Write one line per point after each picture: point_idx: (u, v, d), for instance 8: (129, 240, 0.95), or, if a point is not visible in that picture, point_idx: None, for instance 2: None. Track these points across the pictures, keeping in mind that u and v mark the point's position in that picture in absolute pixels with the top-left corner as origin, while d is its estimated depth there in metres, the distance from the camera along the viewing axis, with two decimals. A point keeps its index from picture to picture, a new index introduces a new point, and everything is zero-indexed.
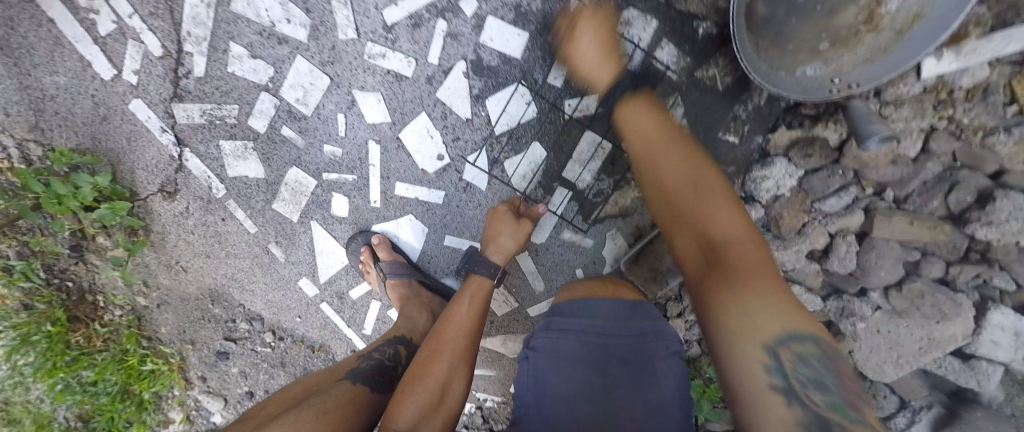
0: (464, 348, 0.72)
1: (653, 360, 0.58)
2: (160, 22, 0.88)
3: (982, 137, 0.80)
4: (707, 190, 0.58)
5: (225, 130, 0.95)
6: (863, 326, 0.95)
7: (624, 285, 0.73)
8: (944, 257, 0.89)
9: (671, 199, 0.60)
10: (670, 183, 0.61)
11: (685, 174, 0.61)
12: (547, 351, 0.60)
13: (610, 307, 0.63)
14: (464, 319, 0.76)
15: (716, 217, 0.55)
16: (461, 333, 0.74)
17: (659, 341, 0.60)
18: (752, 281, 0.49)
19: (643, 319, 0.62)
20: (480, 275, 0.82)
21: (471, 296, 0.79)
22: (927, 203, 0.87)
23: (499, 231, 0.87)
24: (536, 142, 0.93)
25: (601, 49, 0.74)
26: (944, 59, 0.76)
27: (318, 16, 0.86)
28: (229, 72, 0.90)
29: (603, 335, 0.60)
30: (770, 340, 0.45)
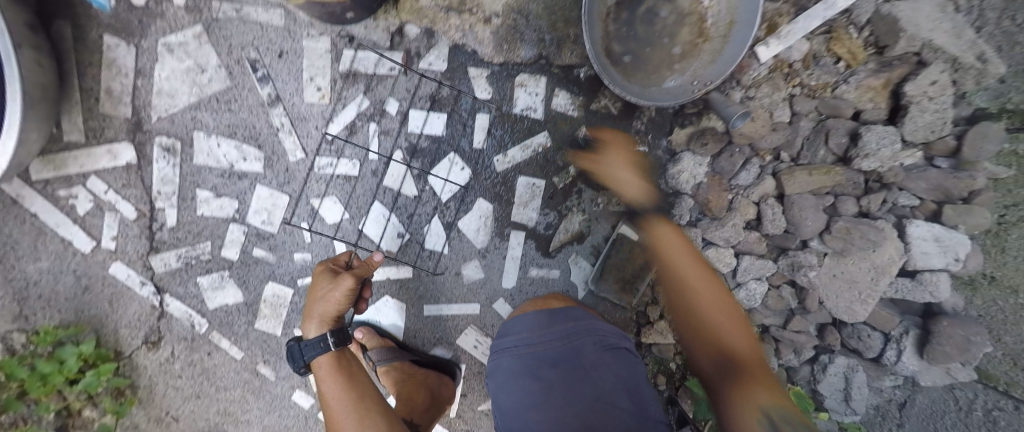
0: (358, 412, 0.71)
1: (580, 355, 0.67)
2: (132, 190, 1.00)
3: (832, 90, 0.97)
4: (719, 301, 0.79)
5: (202, 267, 1.03)
6: (815, 274, 1.02)
7: (563, 298, 0.86)
8: (853, 193, 1.00)
9: (686, 302, 0.80)
10: (687, 286, 0.82)
11: (697, 277, 0.82)
12: (495, 374, 0.70)
13: (534, 319, 0.73)
14: (336, 397, 0.73)
15: (726, 327, 0.75)
16: (346, 407, 0.72)
17: (581, 337, 0.69)
18: (763, 384, 0.65)
19: (564, 323, 0.71)
20: (318, 356, 0.78)
21: (323, 376, 0.76)
22: (816, 154, 1.00)
23: (315, 297, 0.80)
24: (480, 198, 1.05)
25: (631, 174, 1.00)
26: (772, 44, 0.96)
27: (270, 148, 1.01)
28: (198, 215, 1.02)
29: (531, 345, 0.69)
30: (764, 412, 0.61)
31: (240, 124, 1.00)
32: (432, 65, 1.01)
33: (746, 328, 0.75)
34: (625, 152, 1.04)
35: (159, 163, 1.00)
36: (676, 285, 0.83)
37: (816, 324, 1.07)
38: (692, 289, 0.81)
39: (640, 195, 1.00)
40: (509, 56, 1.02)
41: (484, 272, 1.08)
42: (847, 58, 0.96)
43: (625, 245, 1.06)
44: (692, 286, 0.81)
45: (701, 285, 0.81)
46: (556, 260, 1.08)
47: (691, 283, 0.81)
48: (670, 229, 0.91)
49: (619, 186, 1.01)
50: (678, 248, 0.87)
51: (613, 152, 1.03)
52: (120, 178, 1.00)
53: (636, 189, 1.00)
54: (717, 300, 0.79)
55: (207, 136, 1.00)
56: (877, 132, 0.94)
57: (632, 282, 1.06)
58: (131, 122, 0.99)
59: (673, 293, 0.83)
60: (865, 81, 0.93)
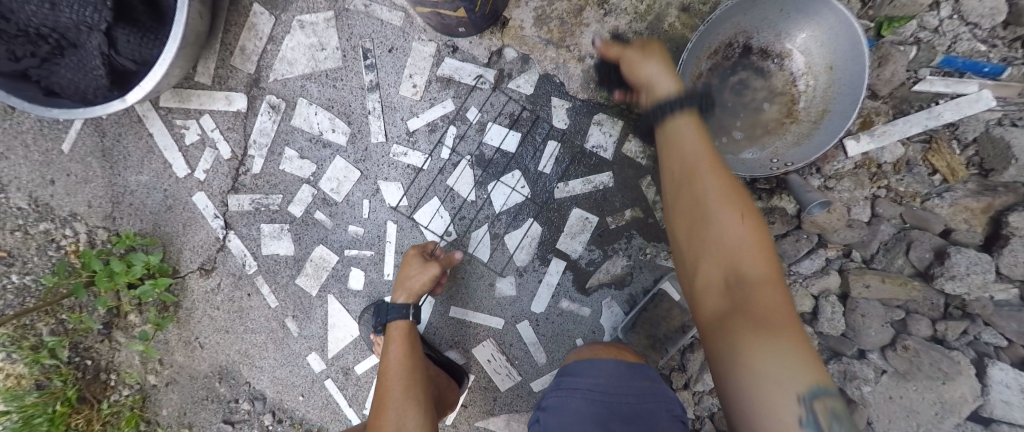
0: (407, 390, 0.80)
1: (654, 421, 0.63)
2: (234, 134, 1.12)
3: (922, 201, 0.92)
4: (727, 214, 0.57)
5: (267, 215, 1.12)
6: (870, 390, 0.92)
7: (627, 351, 0.81)
8: (928, 315, 0.91)
9: (692, 222, 0.60)
10: (704, 195, 0.59)
11: (720, 189, 0.59)
12: (556, 410, 0.66)
13: (612, 368, 0.70)
14: (397, 363, 0.85)
15: (722, 240, 0.56)
16: (399, 381, 0.82)
17: (657, 401, 0.65)
18: (776, 326, 0.49)
19: (642, 381, 0.68)
20: (397, 320, 0.91)
21: (395, 337, 0.90)
22: (893, 262, 0.94)
23: (407, 273, 0.95)
24: (531, 218, 1.07)
25: (664, 70, 0.77)
26: (862, 140, 0.93)
27: (357, 126, 1.10)
28: (280, 169, 1.11)
29: (606, 393, 0.65)
30: (803, 392, 0.45)
31: (339, 100, 1.11)
32: (519, 86, 1.07)
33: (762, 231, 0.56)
34: (663, 57, 0.79)
35: (262, 117, 1.12)
36: (684, 175, 0.62)
37: None
38: (699, 195, 0.60)
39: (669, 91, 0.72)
40: (593, 95, 1.06)
41: (517, 291, 1.08)
42: (945, 172, 0.90)
43: (667, 303, 1.03)
44: (705, 220, 0.58)
45: (716, 209, 0.58)
46: (590, 299, 1.07)
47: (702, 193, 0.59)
48: (688, 117, 0.66)
49: (648, 82, 0.78)
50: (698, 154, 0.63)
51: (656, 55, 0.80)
52: (228, 122, 1.12)
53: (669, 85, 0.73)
54: (733, 214, 0.57)
55: (308, 103, 1.11)
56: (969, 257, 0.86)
57: (665, 343, 1.02)
58: (251, 77, 1.12)
59: (682, 204, 0.62)
60: (961, 200, 0.87)
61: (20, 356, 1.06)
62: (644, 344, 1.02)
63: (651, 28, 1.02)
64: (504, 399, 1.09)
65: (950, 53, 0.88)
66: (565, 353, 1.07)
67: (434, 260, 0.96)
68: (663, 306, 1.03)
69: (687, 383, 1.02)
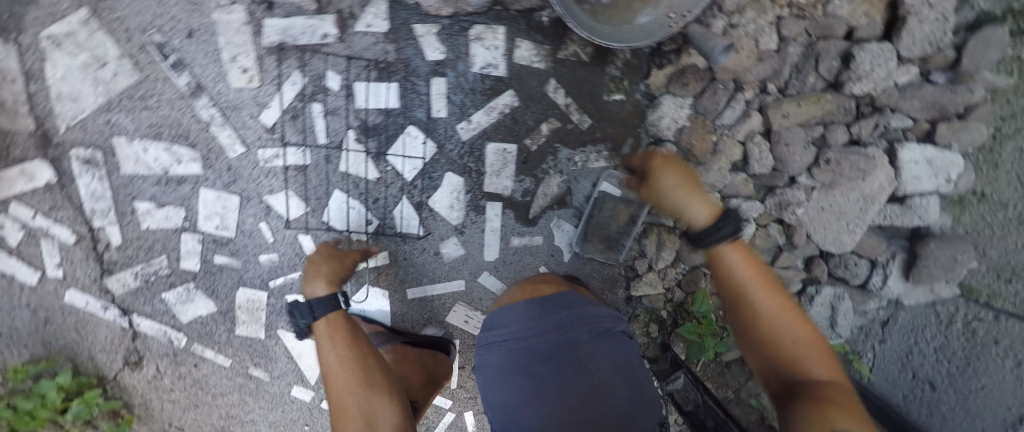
0: (364, 382, 0.68)
1: (574, 346, 0.62)
2: (63, 212, 0.89)
3: (823, 8, 0.86)
4: (798, 343, 0.52)
5: (163, 282, 0.97)
6: (803, 211, 0.98)
7: (549, 279, 0.83)
8: (844, 121, 0.93)
9: (768, 346, 0.53)
10: (771, 323, 0.54)
11: (785, 315, 0.54)
12: (484, 366, 0.67)
13: (525, 309, 0.68)
14: (336, 360, 0.70)
15: (801, 362, 0.50)
16: (346, 376, 0.68)
17: (576, 326, 0.64)
18: (841, 407, 0.42)
19: (558, 312, 0.66)
20: (319, 317, 0.76)
21: (325, 334, 0.74)
22: (806, 81, 0.91)
23: (319, 266, 0.83)
24: (449, 172, 0.97)
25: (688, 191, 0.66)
26: None
27: (205, 146, 0.89)
28: (145, 229, 0.93)
29: (522, 338, 0.65)
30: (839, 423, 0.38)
31: (164, 122, 0.87)
32: (371, 26, 0.87)
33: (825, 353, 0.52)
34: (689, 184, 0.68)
35: (85, 179, 0.88)
36: (739, 301, 0.58)
37: (803, 257, 1.08)
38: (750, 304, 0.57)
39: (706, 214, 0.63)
40: (457, 6, 0.88)
41: (465, 248, 1.03)
42: None
43: (609, 202, 1.01)
44: (769, 333, 0.54)
45: (785, 330, 0.53)
46: (537, 227, 1.03)
47: (765, 315, 0.55)
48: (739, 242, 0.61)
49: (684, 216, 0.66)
50: (753, 275, 0.59)
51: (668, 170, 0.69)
52: (43, 201, 0.88)
53: (701, 207, 0.63)
54: (802, 337, 0.52)
55: (128, 141, 0.87)
56: (871, 54, 0.84)
57: (618, 238, 1.04)
58: (37, 135, 0.85)
59: (749, 337, 0.56)
60: None
61: None
62: (598, 242, 1.04)
63: None
64: None
65: None
66: None
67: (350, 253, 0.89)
68: (605, 208, 1.01)
69: (651, 265, 1.05)
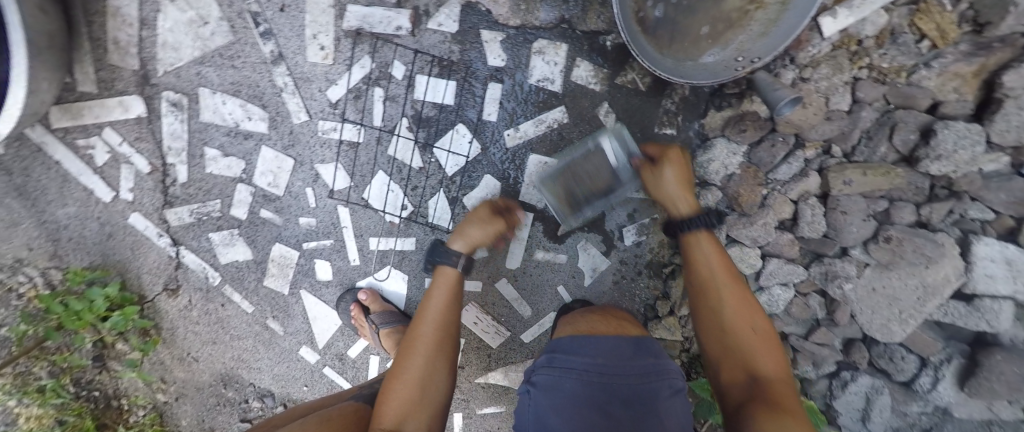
0: (435, 343, 0.71)
1: (655, 399, 0.58)
2: (145, 144, 0.99)
3: (907, 76, 0.81)
4: (745, 326, 0.66)
5: (212, 224, 1.05)
6: (851, 287, 0.91)
7: (626, 319, 0.77)
8: (913, 199, 0.85)
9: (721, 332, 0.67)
10: (725, 317, 0.67)
11: (739, 311, 0.67)
12: (547, 388, 0.60)
13: (610, 345, 0.64)
14: (434, 308, 0.74)
15: (755, 353, 0.63)
16: (433, 331, 0.72)
17: (660, 379, 0.60)
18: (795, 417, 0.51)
19: (645, 358, 0.62)
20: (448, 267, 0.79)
21: (441, 284, 0.78)
22: (876, 150, 0.85)
23: (467, 222, 0.85)
24: (488, 174, 0.99)
25: (682, 185, 0.79)
26: (840, 15, 0.80)
27: (274, 109, 0.96)
28: (208, 173, 1.01)
29: (606, 374, 0.59)
30: None
31: (244, 82, 0.95)
32: (442, 25, 0.92)
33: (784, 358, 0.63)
34: (683, 169, 0.80)
35: (169, 119, 0.97)
36: (699, 289, 0.72)
37: (842, 337, 0.97)
38: (722, 302, 0.69)
39: (687, 205, 0.78)
40: (526, 18, 0.91)
41: (488, 251, 1.05)
42: (934, 36, 0.78)
43: (597, 159, 0.86)
44: (717, 315, 0.68)
45: (734, 315, 0.67)
46: (563, 245, 1.03)
47: (721, 303, 0.69)
48: (707, 235, 0.75)
49: (667, 201, 0.79)
50: (718, 272, 0.71)
51: (674, 165, 0.79)
52: (129, 131, 0.98)
53: (687, 201, 0.78)
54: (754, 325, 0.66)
55: (211, 93, 0.95)
56: (955, 132, 0.78)
57: (581, 202, 0.89)
58: (139, 74, 0.95)
59: (707, 324, 0.69)
60: (951, 67, 0.77)
61: (31, 400, 1.11)
62: (557, 196, 0.89)
63: None
64: (498, 354, 1.12)
65: None
66: (548, 302, 1.06)
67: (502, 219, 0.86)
68: (592, 162, 0.86)
69: (673, 309, 1.02)
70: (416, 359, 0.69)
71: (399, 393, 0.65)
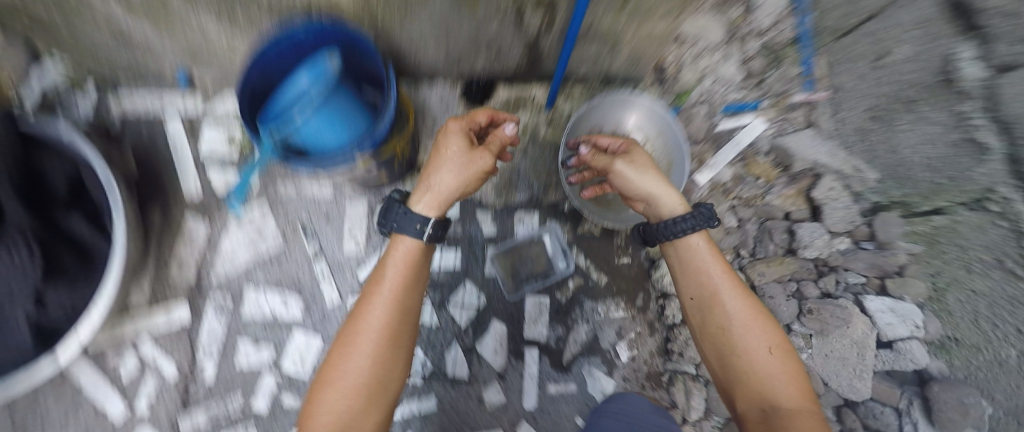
0: (389, 332, 0.73)
1: (662, 421, 0.93)
2: (180, 349, 1.08)
3: (762, 199, 1.22)
4: (760, 350, 0.79)
5: (232, 422, 1.08)
6: (808, 355, 1.14)
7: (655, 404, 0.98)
8: (810, 277, 1.17)
9: (735, 350, 0.81)
10: (738, 337, 0.81)
11: (751, 332, 0.80)
12: (596, 418, 0.97)
13: (637, 401, 0.99)
14: (385, 296, 0.75)
15: (770, 377, 0.76)
16: (381, 318, 0.73)
17: (665, 417, 0.93)
18: None
19: (657, 411, 0.96)
20: (407, 238, 0.78)
21: (394, 260, 0.77)
22: (768, 249, 1.20)
23: (438, 163, 0.80)
24: (496, 320, 1.18)
25: (652, 179, 0.91)
26: (706, 172, 1.25)
27: (309, 295, 1.14)
28: (237, 370, 1.09)
29: (631, 406, 0.98)
30: None
31: (286, 278, 1.14)
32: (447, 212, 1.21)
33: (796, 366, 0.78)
34: (648, 166, 0.94)
35: (211, 319, 1.11)
36: (709, 305, 0.85)
37: (833, 408, 1.14)
38: (727, 318, 0.82)
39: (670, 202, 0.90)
40: (506, 200, 1.23)
41: (505, 394, 1.15)
42: (764, 176, 1.22)
43: (538, 248, 1.22)
44: (731, 332, 0.81)
45: (746, 335, 0.80)
46: (570, 374, 1.17)
47: (733, 318, 0.82)
48: (706, 242, 0.87)
49: (643, 194, 0.92)
50: (726, 291, 0.84)
51: (638, 162, 0.93)
52: (165, 340, 1.08)
53: (667, 199, 0.90)
54: (769, 351, 0.78)
55: (256, 290, 1.13)
56: (807, 228, 1.16)
57: (522, 279, 1.20)
58: (190, 286, 1.11)
59: (719, 338, 0.83)
60: (783, 191, 1.20)
61: None
62: (505, 271, 1.21)
63: (532, 140, 1.24)
64: None
65: (676, 105, 1.29)
66: None
67: (480, 147, 0.83)
68: (535, 248, 1.22)
69: (684, 416, 1.13)
70: (354, 356, 0.71)
71: (343, 387, 0.70)
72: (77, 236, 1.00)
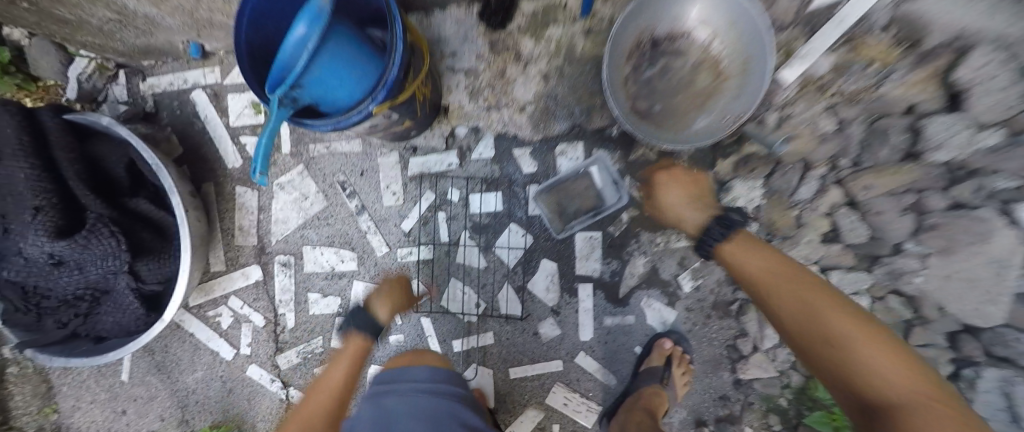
0: (341, 389, 0.83)
1: None
2: (262, 302, 1.20)
3: (873, 92, 0.94)
4: (834, 327, 0.64)
5: (317, 358, 1.19)
6: (923, 279, 0.96)
7: None
8: (938, 186, 0.92)
9: (806, 338, 0.67)
10: (796, 319, 0.69)
11: (802, 306, 0.68)
12: None
13: None
14: (342, 366, 0.86)
15: (857, 356, 0.60)
16: (339, 378, 0.84)
17: None
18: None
19: None
20: (359, 334, 0.89)
21: (350, 351, 0.88)
22: (878, 155, 0.96)
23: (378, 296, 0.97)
24: (545, 258, 1.13)
25: (682, 197, 0.93)
26: (795, 66, 0.97)
27: (361, 248, 1.17)
28: (312, 314, 1.19)
29: None
30: None
31: (337, 234, 1.17)
32: (482, 153, 1.13)
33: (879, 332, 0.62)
34: (683, 182, 0.96)
35: (280, 276, 1.19)
36: (767, 292, 0.74)
37: (945, 334, 0.97)
38: (779, 308, 0.71)
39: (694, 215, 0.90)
40: (546, 132, 1.10)
41: (561, 328, 1.13)
42: (879, 59, 0.92)
43: (586, 181, 1.10)
44: (790, 317, 0.69)
45: (806, 315, 0.67)
46: (628, 307, 1.11)
47: (782, 304, 0.71)
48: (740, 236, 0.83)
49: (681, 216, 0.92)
50: (770, 272, 0.75)
51: (670, 185, 0.96)
52: (247, 296, 1.20)
53: (692, 216, 0.91)
54: (837, 324, 0.64)
55: (312, 248, 1.18)
56: (942, 123, 0.88)
57: (571, 215, 1.10)
58: (257, 247, 1.20)
59: (786, 330, 0.70)
60: (906, 77, 0.89)
61: None
62: (550, 210, 1.11)
63: (567, 59, 1.06)
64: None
65: None
66: (630, 367, 1.12)
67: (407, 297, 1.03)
68: (582, 182, 1.10)
69: (756, 344, 1.05)
70: (312, 403, 0.81)
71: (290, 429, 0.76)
72: (145, 215, 1.09)
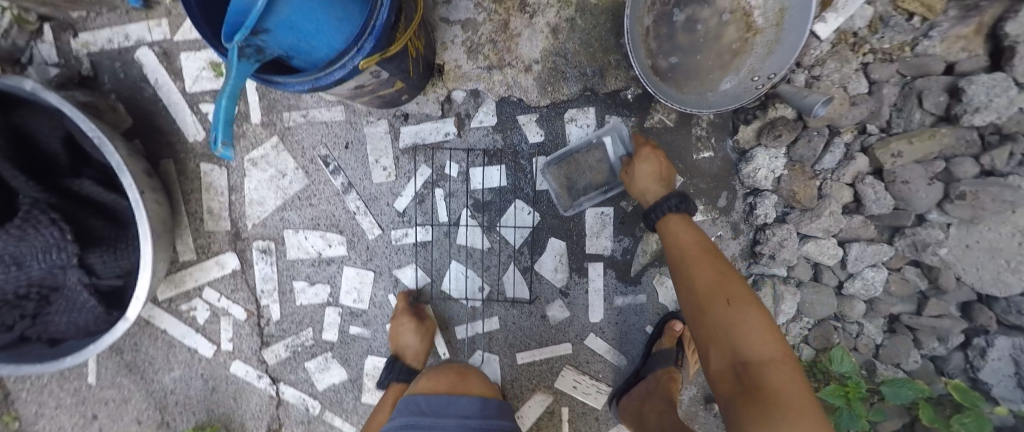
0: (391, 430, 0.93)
1: None
2: (241, 292, 1.08)
3: (912, 49, 0.87)
4: (737, 305, 0.67)
5: (307, 351, 1.10)
6: (946, 250, 0.92)
7: None
8: (968, 153, 0.88)
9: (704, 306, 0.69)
10: (703, 288, 0.71)
11: (714, 281, 0.72)
12: None
13: None
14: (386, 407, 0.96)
15: (744, 327, 0.64)
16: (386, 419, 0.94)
17: None
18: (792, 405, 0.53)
19: None
20: (396, 381, 1.00)
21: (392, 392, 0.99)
22: (910, 119, 0.89)
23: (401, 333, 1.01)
24: (554, 236, 1.04)
25: (656, 172, 0.86)
26: (830, 19, 0.87)
27: (350, 230, 1.06)
28: (299, 305, 1.08)
29: None
30: None
31: (322, 215, 1.05)
32: (483, 122, 1.02)
33: (770, 319, 0.65)
34: (655, 160, 0.88)
35: (260, 264, 1.07)
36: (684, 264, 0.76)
37: (958, 303, 0.97)
38: (696, 277, 0.74)
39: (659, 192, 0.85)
40: (554, 97, 1.00)
41: (570, 310, 1.07)
42: (921, 12, 0.85)
43: (598, 154, 0.97)
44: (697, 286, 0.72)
45: (716, 288, 0.70)
46: (640, 285, 1.05)
47: (698, 274, 0.74)
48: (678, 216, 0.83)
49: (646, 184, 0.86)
50: (695, 248, 0.77)
51: (646, 160, 0.88)
52: (224, 287, 1.08)
53: (656, 190, 0.86)
54: (737, 301, 0.68)
55: (295, 232, 1.06)
56: (979, 84, 0.81)
57: (579, 192, 0.99)
58: (231, 232, 1.07)
59: (689, 297, 0.73)
60: (951, 32, 0.83)
61: None
62: (558, 184, 0.98)
63: (581, 10, 0.97)
64: (606, 414, 1.09)
65: None
66: (642, 347, 1.07)
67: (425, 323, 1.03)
68: (592, 154, 0.97)
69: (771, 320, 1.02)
70: None
71: None
72: (93, 199, 0.94)
